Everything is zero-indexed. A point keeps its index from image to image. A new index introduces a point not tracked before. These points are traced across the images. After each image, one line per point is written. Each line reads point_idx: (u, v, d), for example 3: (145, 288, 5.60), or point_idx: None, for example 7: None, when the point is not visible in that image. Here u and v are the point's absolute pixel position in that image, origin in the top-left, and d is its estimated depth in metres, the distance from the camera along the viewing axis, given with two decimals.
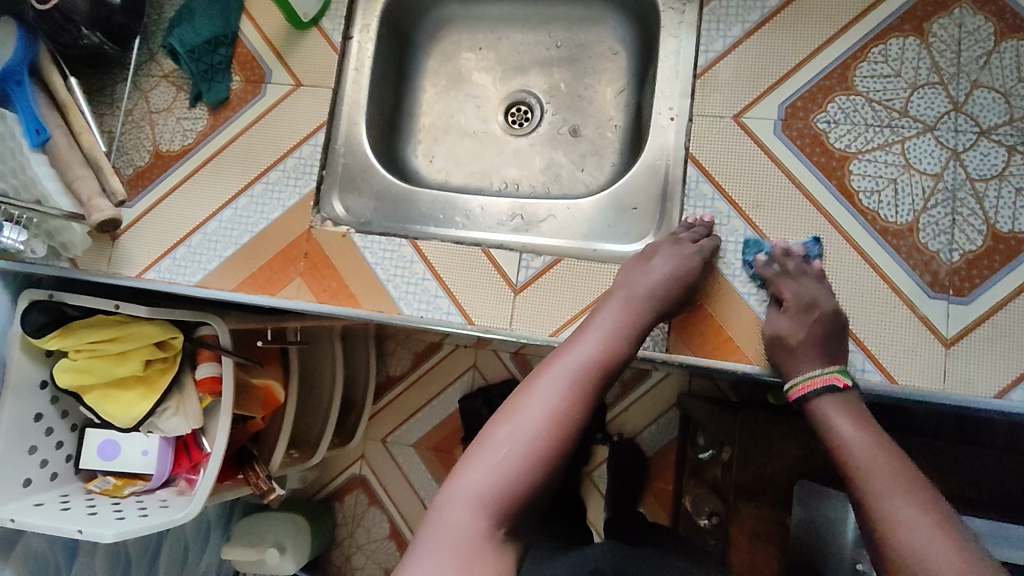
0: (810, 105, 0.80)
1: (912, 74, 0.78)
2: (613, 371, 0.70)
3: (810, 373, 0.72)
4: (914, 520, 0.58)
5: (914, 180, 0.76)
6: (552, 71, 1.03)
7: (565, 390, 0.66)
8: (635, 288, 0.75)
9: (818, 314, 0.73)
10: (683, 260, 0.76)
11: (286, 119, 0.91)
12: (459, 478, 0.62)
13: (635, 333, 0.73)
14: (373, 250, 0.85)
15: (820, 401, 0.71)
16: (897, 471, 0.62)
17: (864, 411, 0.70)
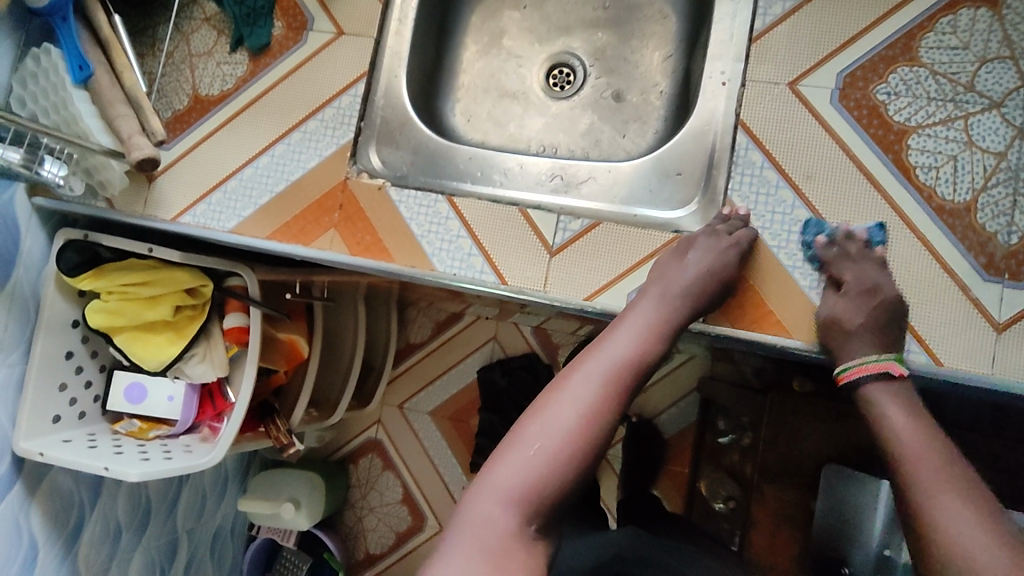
0: (870, 75, 0.77)
1: (981, 46, 0.75)
2: (646, 373, 0.69)
3: (863, 357, 0.70)
4: (957, 517, 0.57)
5: (975, 158, 0.73)
6: (598, 34, 1.00)
7: (597, 389, 0.66)
8: (672, 286, 0.74)
9: (881, 299, 0.71)
10: (720, 256, 0.74)
11: (327, 68, 0.90)
12: (489, 473, 0.63)
13: (671, 334, 0.72)
14: (409, 204, 0.84)
15: (871, 386, 0.69)
16: (947, 466, 0.61)
17: (919, 403, 0.68)
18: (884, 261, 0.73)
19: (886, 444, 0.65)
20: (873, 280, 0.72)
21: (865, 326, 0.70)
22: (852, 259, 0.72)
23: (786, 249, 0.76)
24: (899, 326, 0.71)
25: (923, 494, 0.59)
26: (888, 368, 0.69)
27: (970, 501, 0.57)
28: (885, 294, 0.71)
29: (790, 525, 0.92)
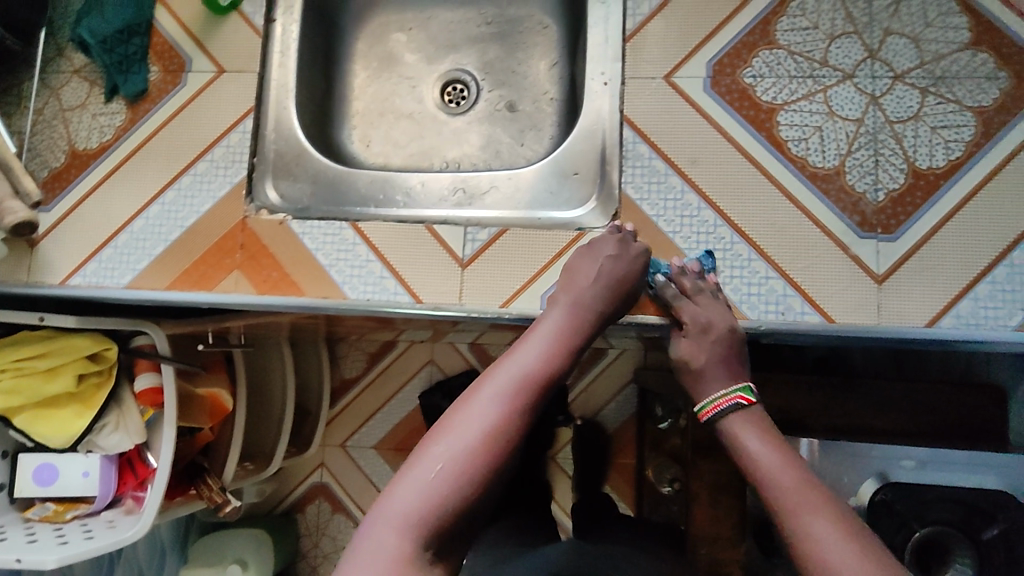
0: (736, 61, 0.82)
1: (829, 25, 0.81)
2: (553, 384, 0.71)
3: (714, 396, 0.76)
4: (822, 534, 0.61)
5: (838, 126, 0.79)
6: (485, 49, 1.03)
7: (503, 405, 0.68)
8: (580, 294, 0.76)
9: (716, 335, 0.76)
10: (620, 259, 0.77)
11: (211, 107, 0.88)
12: (392, 495, 0.64)
13: (578, 343, 0.75)
14: (313, 235, 0.82)
15: (728, 419, 0.74)
16: (800, 482, 0.65)
17: (772, 428, 0.73)
18: (716, 287, 0.77)
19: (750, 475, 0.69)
20: (706, 319, 0.76)
21: (708, 363, 0.76)
22: (691, 301, 0.76)
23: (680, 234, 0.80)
24: (736, 352, 0.77)
25: (788, 518, 0.63)
26: (737, 400, 0.75)
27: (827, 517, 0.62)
28: (721, 332, 0.76)
29: (728, 495, 0.95)
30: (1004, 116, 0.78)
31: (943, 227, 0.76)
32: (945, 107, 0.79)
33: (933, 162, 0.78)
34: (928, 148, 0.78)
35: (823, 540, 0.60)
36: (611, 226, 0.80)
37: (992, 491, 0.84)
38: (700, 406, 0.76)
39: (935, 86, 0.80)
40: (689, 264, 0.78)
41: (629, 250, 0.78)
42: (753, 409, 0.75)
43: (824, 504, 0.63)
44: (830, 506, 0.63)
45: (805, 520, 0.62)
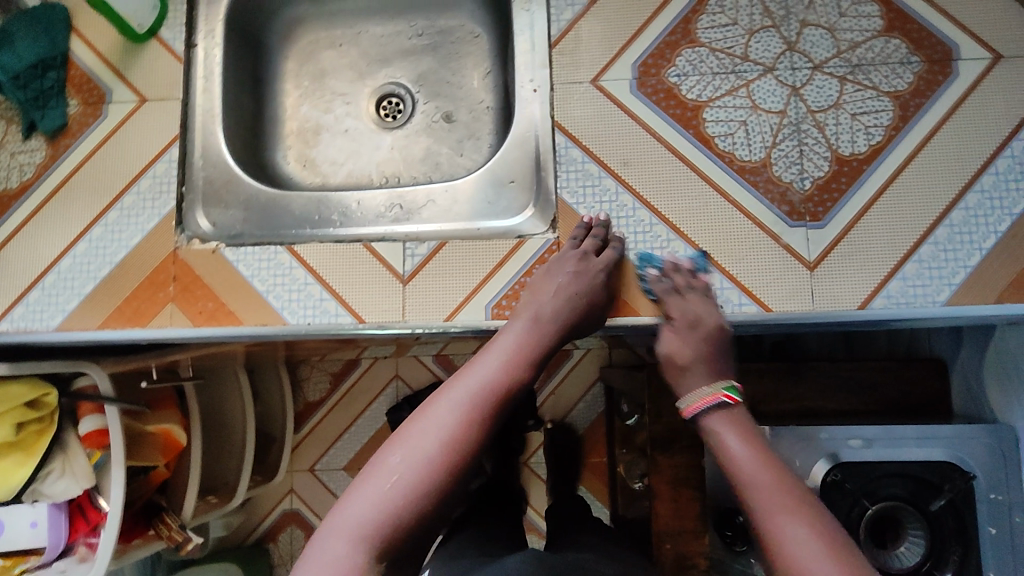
0: (660, 61, 0.83)
1: (748, 20, 0.83)
2: (513, 396, 0.70)
3: (697, 392, 0.75)
4: (798, 540, 0.60)
5: (761, 119, 0.81)
6: (418, 61, 1.02)
7: (462, 417, 0.67)
8: (541, 307, 0.76)
9: (704, 331, 0.76)
10: (581, 275, 0.77)
11: (135, 137, 0.85)
12: (344, 507, 0.63)
13: (539, 355, 0.74)
14: (248, 262, 0.81)
15: (710, 416, 0.73)
16: (781, 484, 0.64)
17: (753, 427, 0.72)
18: (706, 287, 0.77)
19: (730, 474, 0.68)
20: (694, 313, 0.76)
21: (694, 358, 0.77)
22: (678, 293, 0.76)
23: (624, 228, 0.81)
24: (722, 351, 0.78)
25: (768, 526, 0.62)
26: (723, 398, 0.74)
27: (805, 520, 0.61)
28: (710, 325, 0.76)
29: (687, 486, 0.97)
30: (920, 99, 0.81)
31: (868, 211, 0.78)
32: (863, 94, 0.81)
33: (855, 148, 0.80)
34: (849, 135, 0.80)
35: (800, 545, 0.60)
36: (587, 220, 0.81)
37: (938, 462, 0.87)
38: (684, 400, 0.75)
39: (852, 74, 0.81)
40: (647, 271, 0.79)
41: (591, 268, 0.77)
42: (736, 408, 0.74)
43: (802, 512, 0.62)
44: (806, 512, 0.62)
45: (784, 525, 0.61)
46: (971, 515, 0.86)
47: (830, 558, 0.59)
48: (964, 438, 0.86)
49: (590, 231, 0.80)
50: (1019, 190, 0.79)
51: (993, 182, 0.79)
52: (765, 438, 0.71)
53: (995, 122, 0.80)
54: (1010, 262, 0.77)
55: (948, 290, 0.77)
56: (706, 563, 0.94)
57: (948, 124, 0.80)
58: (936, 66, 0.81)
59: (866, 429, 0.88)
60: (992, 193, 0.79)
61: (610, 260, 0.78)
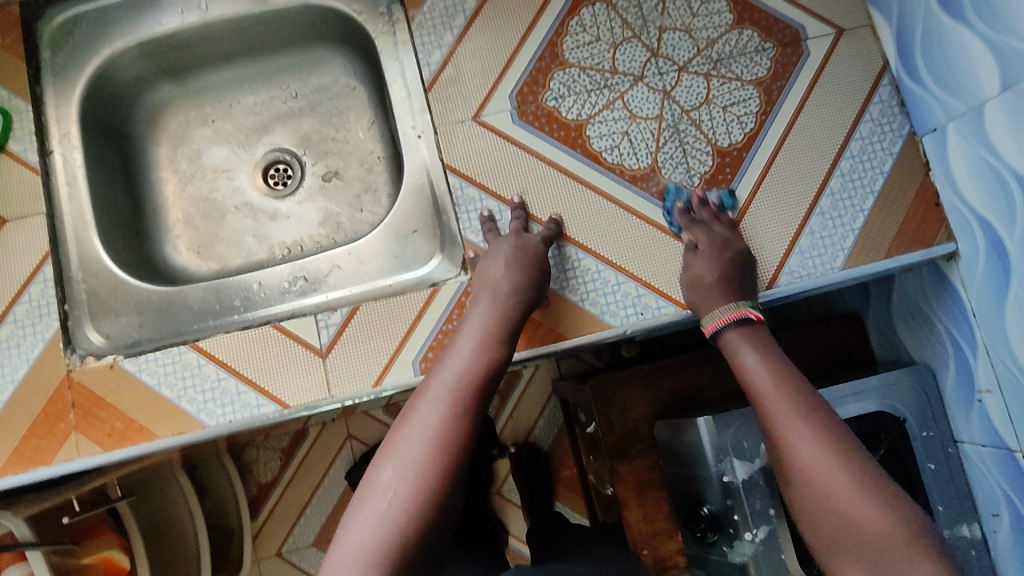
0: (535, 87, 0.84)
1: (609, 34, 0.85)
2: (492, 379, 0.67)
3: (720, 310, 0.72)
4: (804, 439, 0.60)
5: (641, 127, 0.84)
6: (296, 124, 0.97)
7: (446, 409, 0.62)
8: (497, 285, 0.74)
9: (730, 254, 0.77)
10: (520, 247, 0.77)
11: (2, 263, 0.78)
12: (344, 538, 0.56)
13: (507, 333, 0.71)
14: (151, 370, 0.76)
15: (727, 333, 0.71)
16: (793, 390, 0.64)
17: (771, 343, 0.69)
18: (735, 222, 0.82)
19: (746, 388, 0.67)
20: (722, 237, 0.78)
21: (721, 275, 0.75)
22: (705, 222, 0.80)
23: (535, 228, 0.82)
24: (744, 280, 0.76)
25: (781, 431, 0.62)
26: (747, 315, 0.72)
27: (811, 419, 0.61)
28: (732, 249, 0.78)
29: (651, 489, 0.99)
30: (781, 82, 0.85)
31: (755, 196, 0.83)
32: (729, 86, 0.85)
33: (732, 138, 0.84)
34: (724, 127, 0.84)
35: (812, 455, 0.59)
36: (483, 215, 0.81)
37: (872, 414, 0.91)
38: (708, 319, 0.72)
39: (715, 69, 0.85)
40: (676, 203, 0.82)
41: (528, 241, 0.78)
42: (758, 325, 0.72)
43: (813, 415, 0.62)
44: (812, 412, 0.62)
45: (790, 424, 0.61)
46: (910, 457, 0.91)
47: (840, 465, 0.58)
48: (891, 386, 0.91)
49: (512, 219, 0.81)
50: (884, 149, 0.85)
51: (860, 147, 0.85)
52: (784, 354, 0.69)
53: (852, 91, 0.86)
54: (890, 217, 0.84)
55: (843, 255, 0.82)
56: (685, 559, 0.97)
57: (810, 101, 0.85)
58: (789, 49, 0.86)
59: None
60: (861, 157, 0.84)
61: (546, 235, 0.79)
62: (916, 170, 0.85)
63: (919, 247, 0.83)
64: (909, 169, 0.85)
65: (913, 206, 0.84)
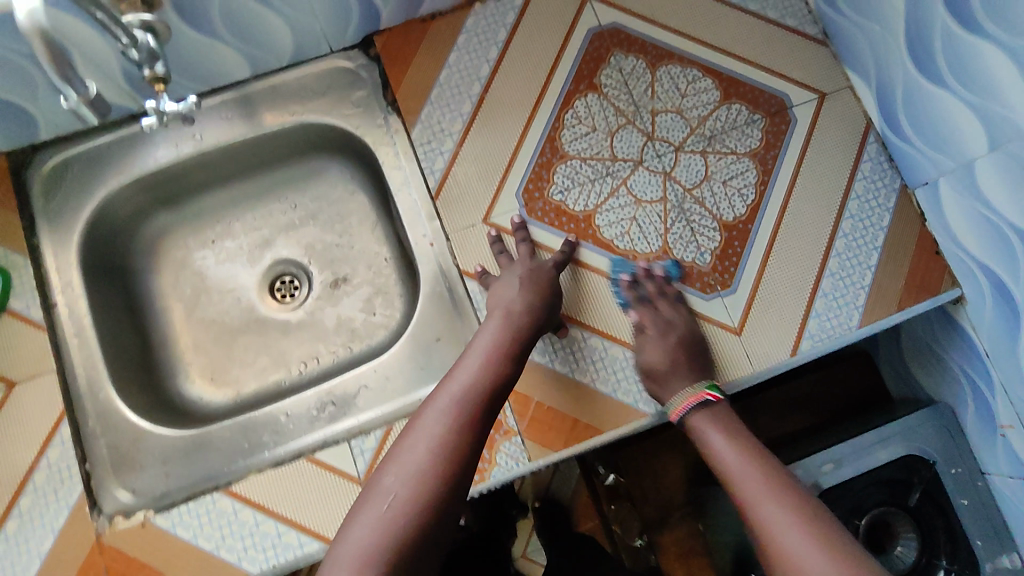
0: (540, 183, 0.85)
1: (605, 123, 0.87)
2: (499, 393, 0.68)
3: (683, 394, 0.76)
4: (777, 518, 0.63)
5: (647, 211, 0.85)
6: (299, 235, 0.96)
7: (452, 420, 0.64)
8: (510, 301, 0.75)
9: (677, 335, 0.79)
10: (534, 272, 0.79)
11: (14, 429, 0.75)
12: (342, 541, 0.56)
13: (516, 348, 0.72)
14: (186, 522, 0.74)
15: (695, 417, 0.75)
16: (764, 474, 0.68)
17: (737, 424, 0.75)
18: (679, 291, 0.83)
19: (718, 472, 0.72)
20: (667, 318, 0.80)
21: (673, 364, 0.77)
22: (652, 304, 0.81)
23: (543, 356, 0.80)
24: (699, 355, 0.80)
25: (752, 511, 0.65)
26: (705, 396, 0.76)
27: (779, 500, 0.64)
28: (677, 331, 0.79)
29: (696, 556, 0.98)
30: (774, 151, 0.88)
31: (767, 265, 0.85)
32: (726, 161, 0.87)
33: (736, 211, 0.86)
34: (727, 201, 0.86)
35: (772, 526, 0.63)
36: None
37: (903, 458, 0.93)
38: (671, 405, 0.76)
39: (710, 146, 0.87)
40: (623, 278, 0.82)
41: (541, 266, 0.80)
42: (719, 404, 0.77)
43: (781, 495, 0.65)
44: (785, 491, 0.66)
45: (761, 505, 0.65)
46: (940, 490, 0.93)
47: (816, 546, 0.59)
48: (915, 428, 0.94)
49: (517, 240, 0.83)
50: (880, 205, 0.88)
51: (858, 206, 0.87)
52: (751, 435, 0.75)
53: (841, 153, 0.89)
54: (896, 270, 0.86)
55: (858, 313, 0.84)
56: None
57: (804, 166, 0.88)
58: (777, 118, 0.89)
59: (833, 451, 0.94)
60: (860, 216, 0.87)
61: (558, 257, 0.82)
62: (913, 221, 0.88)
63: (925, 296, 0.86)
64: (906, 222, 0.88)
65: (915, 257, 0.87)
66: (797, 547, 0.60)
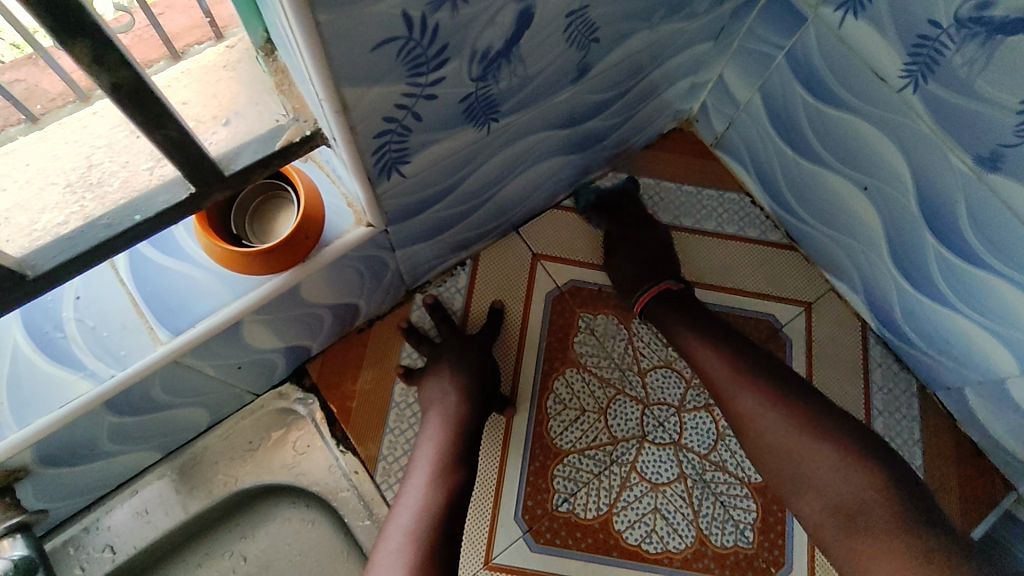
0: (540, 496, 0.72)
1: (593, 401, 0.76)
2: (457, 509, 0.59)
3: (644, 286, 0.72)
4: (773, 427, 0.57)
5: (669, 496, 0.73)
6: None
7: (408, 557, 0.54)
8: (445, 400, 0.67)
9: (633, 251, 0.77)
10: (463, 361, 0.71)
11: None
12: None
13: (462, 452, 0.63)
14: None
15: (655, 305, 0.71)
16: (742, 372, 0.61)
17: (697, 304, 0.70)
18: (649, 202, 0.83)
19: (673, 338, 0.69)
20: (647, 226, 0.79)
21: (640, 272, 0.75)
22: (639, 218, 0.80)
23: None
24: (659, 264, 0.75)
25: (747, 420, 0.59)
26: (666, 286, 0.72)
27: (774, 410, 0.58)
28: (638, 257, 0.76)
29: None
30: None
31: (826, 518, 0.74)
32: None
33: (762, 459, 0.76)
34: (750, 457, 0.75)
35: (757, 412, 0.59)
36: None
37: None
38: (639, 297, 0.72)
39: None
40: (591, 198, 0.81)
41: (468, 351, 0.72)
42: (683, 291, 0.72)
43: (752, 376, 0.61)
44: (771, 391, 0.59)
45: (745, 407, 0.59)
46: None
47: (814, 433, 0.55)
48: None
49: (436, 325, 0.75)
50: (906, 416, 0.80)
51: (885, 425, 0.80)
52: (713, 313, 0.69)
53: (846, 365, 0.82)
54: (945, 485, 0.78)
55: None
56: None
57: None
58: (770, 344, 0.82)
59: None
60: (891, 436, 0.79)
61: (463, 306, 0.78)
62: (944, 423, 0.80)
63: (987, 508, 0.77)
64: (937, 426, 0.80)
65: (955, 467, 0.78)
66: (780, 424, 0.57)
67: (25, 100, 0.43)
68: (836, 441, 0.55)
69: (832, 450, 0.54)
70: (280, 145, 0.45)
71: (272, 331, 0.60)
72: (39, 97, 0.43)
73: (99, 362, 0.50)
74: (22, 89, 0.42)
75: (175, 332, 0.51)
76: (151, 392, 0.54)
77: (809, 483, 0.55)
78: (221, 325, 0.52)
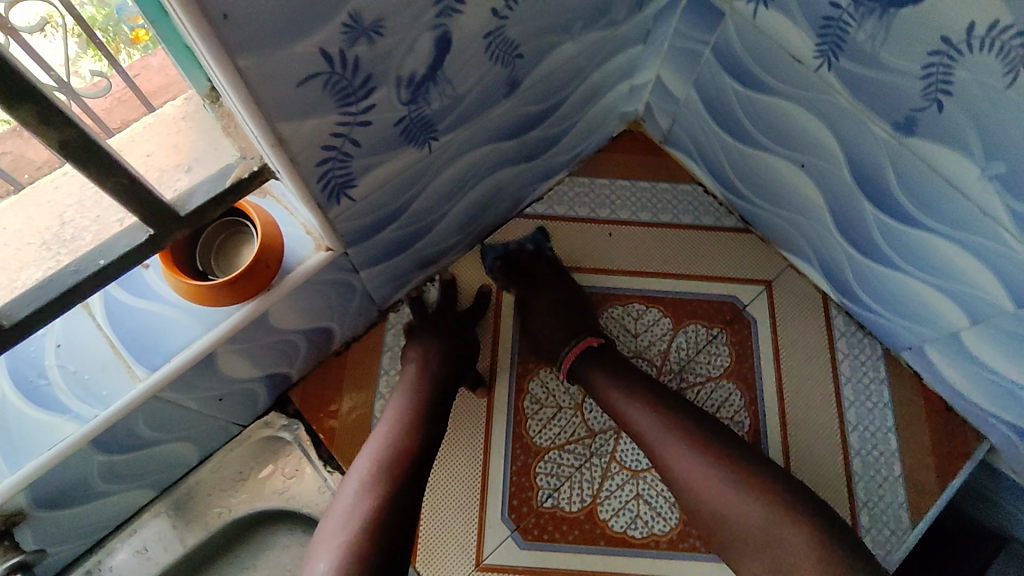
0: (525, 494, 0.74)
1: (568, 397, 0.79)
2: (434, 428, 0.64)
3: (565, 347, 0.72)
4: (700, 481, 0.59)
5: (649, 482, 0.75)
6: None
7: (380, 459, 0.59)
8: (426, 343, 0.73)
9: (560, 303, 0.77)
10: (443, 331, 0.75)
11: None
12: None
13: (441, 385, 0.69)
14: None
15: (582, 364, 0.71)
16: (676, 426, 0.62)
17: (624, 364, 0.70)
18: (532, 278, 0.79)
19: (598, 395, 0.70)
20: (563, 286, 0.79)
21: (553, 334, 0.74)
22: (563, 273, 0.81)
23: None
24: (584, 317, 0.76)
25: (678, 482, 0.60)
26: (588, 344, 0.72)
27: (703, 461, 0.59)
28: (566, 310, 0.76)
29: None
30: (749, 363, 0.83)
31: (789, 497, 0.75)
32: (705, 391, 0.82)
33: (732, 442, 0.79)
34: None
35: (688, 464, 0.60)
36: None
37: None
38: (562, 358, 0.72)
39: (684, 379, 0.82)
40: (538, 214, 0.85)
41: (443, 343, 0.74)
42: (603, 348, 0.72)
43: (689, 436, 0.61)
44: (701, 443, 0.61)
45: (678, 465, 0.60)
46: None
47: (738, 489, 0.57)
48: None
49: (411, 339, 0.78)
50: (873, 379, 0.83)
51: (854, 391, 0.82)
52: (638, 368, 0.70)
53: (811, 338, 0.84)
54: (918, 442, 0.80)
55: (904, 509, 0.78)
56: None
57: (785, 367, 0.83)
58: (735, 325, 0.85)
59: None
60: (861, 400, 0.82)
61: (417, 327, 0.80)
62: (911, 383, 0.82)
63: (962, 461, 0.79)
64: (905, 386, 0.82)
65: (927, 424, 0.81)
66: (709, 479, 0.58)
67: (13, 170, 0.43)
68: (764, 500, 0.56)
69: (761, 513, 0.56)
70: (232, 181, 0.49)
71: (248, 359, 0.63)
72: (25, 166, 0.44)
73: (82, 404, 0.53)
74: (10, 159, 0.43)
75: (152, 368, 0.54)
76: (135, 428, 0.57)
77: (741, 537, 0.56)
78: (195, 357, 0.55)
